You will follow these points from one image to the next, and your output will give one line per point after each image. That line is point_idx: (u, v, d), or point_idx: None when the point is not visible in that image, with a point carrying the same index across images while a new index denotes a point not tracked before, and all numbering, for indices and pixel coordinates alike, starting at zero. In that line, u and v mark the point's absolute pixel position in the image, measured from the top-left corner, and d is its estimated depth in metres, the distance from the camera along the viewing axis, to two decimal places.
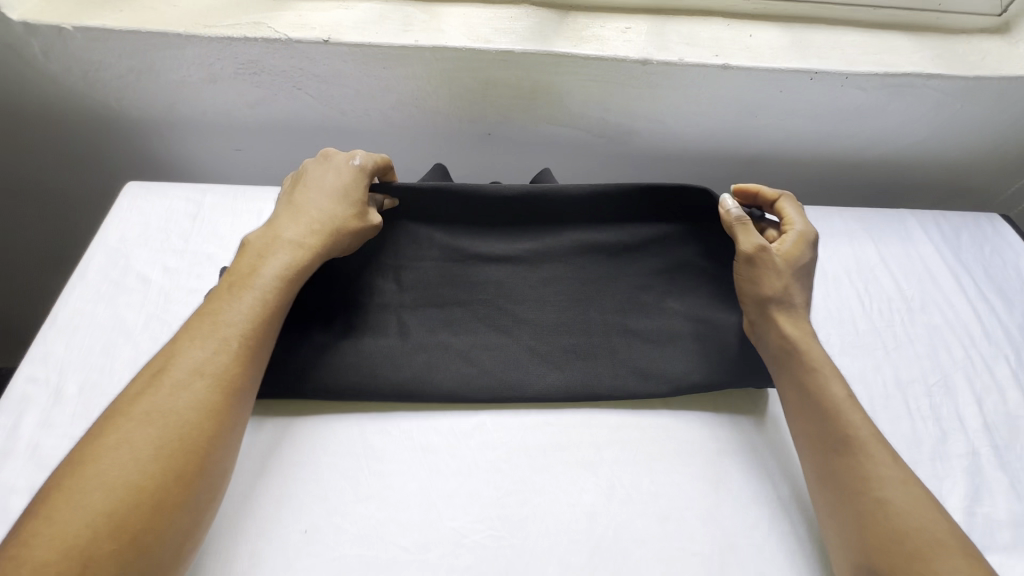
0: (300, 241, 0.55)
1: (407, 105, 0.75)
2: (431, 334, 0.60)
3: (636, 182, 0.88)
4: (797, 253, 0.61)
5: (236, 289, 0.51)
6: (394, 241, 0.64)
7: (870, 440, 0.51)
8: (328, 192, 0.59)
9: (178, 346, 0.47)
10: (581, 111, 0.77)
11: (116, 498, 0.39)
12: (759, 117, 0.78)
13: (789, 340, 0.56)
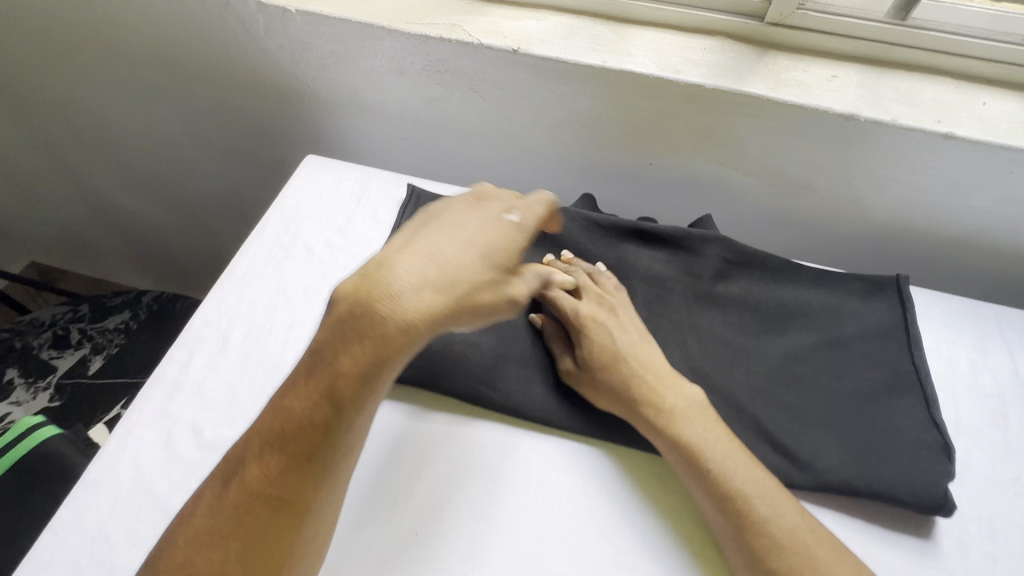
0: (404, 321, 0.39)
1: (575, 123, 0.74)
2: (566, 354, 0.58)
3: (796, 241, 0.81)
4: (592, 318, 0.57)
5: (298, 391, 0.41)
6: (553, 257, 0.65)
7: (699, 436, 0.51)
8: (470, 243, 0.44)
9: (243, 458, 0.41)
10: (756, 158, 0.71)
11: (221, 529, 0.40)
12: (973, 197, 0.67)
13: (623, 391, 0.53)
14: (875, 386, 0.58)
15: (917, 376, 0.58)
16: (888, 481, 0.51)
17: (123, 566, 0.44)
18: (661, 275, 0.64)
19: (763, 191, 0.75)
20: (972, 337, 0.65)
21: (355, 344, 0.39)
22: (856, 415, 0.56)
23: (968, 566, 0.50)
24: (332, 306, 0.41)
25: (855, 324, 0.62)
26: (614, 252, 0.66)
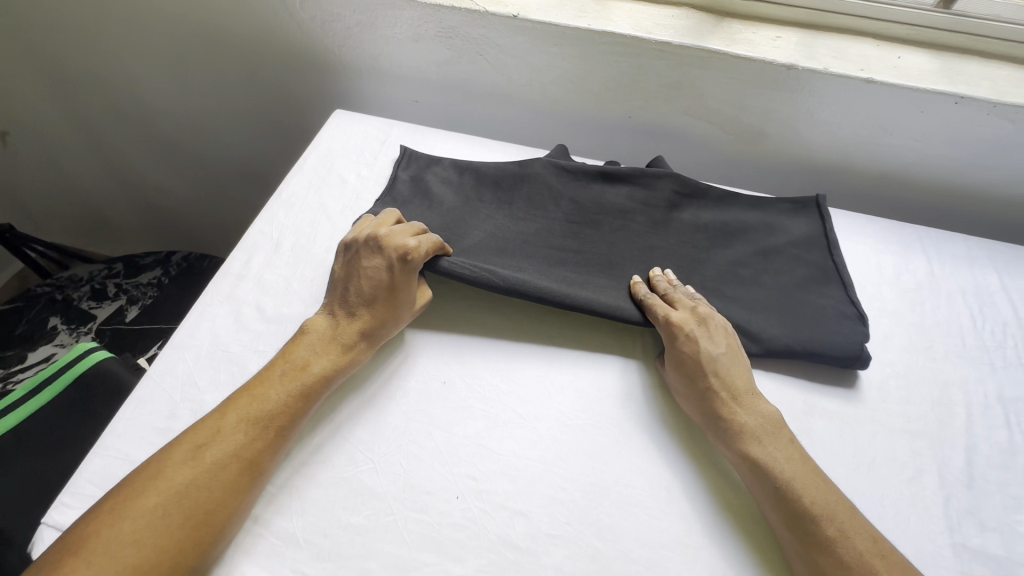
0: (320, 359, 0.56)
1: (565, 80, 0.87)
2: (551, 269, 0.69)
3: (754, 182, 0.94)
4: (685, 326, 0.60)
5: (283, 380, 0.54)
6: (531, 199, 0.76)
7: (773, 456, 0.53)
8: (365, 289, 0.59)
9: (224, 422, 0.50)
10: (718, 108, 0.84)
11: (196, 478, 0.47)
12: (895, 136, 0.81)
13: (707, 397, 0.57)
14: (806, 280, 0.71)
15: (835, 269, 0.72)
16: (819, 343, 0.64)
17: (211, 402, 0.55)
18: (624, 207, 0.76)
19: (724, 138, 0.89)
20: (896, 247, 0.78)
21: (315, 361, 0.55)
22: (793, 301, 0.69)
23: (887, 406, 0.62)
24: (300, 336, 0.58)
25: (785, 235, 0.75)
26: (582, 191, 0.77)
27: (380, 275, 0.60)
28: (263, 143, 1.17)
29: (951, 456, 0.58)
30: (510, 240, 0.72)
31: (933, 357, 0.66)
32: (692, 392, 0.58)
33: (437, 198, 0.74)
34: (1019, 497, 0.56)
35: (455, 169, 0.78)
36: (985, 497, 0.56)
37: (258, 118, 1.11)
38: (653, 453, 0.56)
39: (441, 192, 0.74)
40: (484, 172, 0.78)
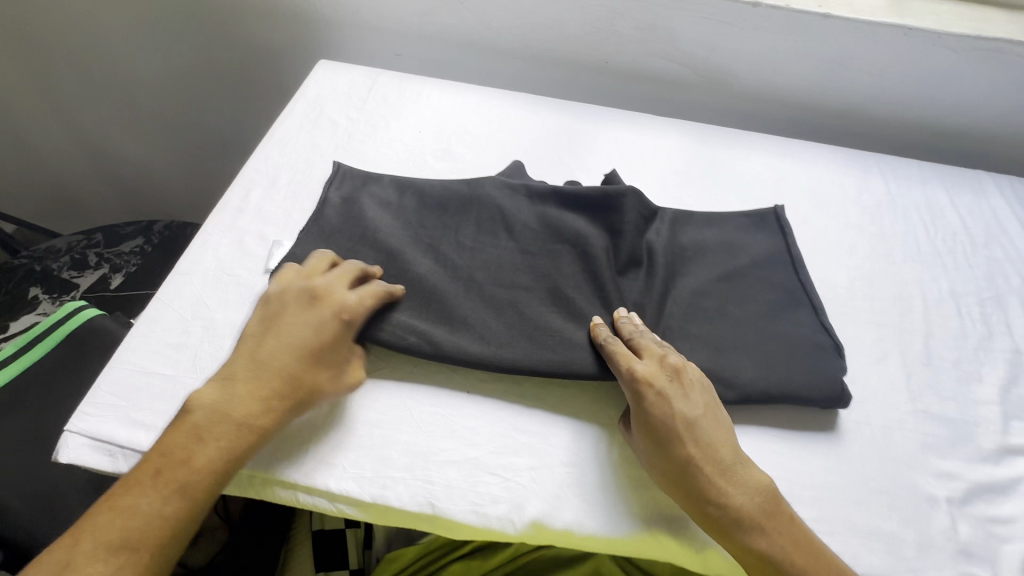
0: (205, 451, 0.44)
1: (544, 27, 0.90)
2: (495, 313, 0.59)
3: (727, 123, 0.99)
4: (658, 379, 0.51)
5: (159, 483, 0.42)
6: (477, 224, 0.66)
7: (767, 543, 0.45)
8: (276, 363, 0.48)
9: (79, 555, 0.39)
10: (690, 49, 0.89)
11: (142, 527, 0.41)
12: (854, 70, 0.87)
13: (693, 472, 0.47)
14: (773, 305, 0.63)
15: (801, 289, 0.64)
16: (794, 380, 0.56)
17: (221, 320, 0.57)
18: (583, 233, 0.65)
19: (697, 79, 0.93)
20: (857, 170, 0.84)
21: (274, 385, 0.48)
22: (762, 335, 0.60)
23: (854, 303, 0.67)
24: (180, 418, 0.46)
25: (746, 255, 0.67)
26: (532, 214, 0.67)
27: (323, 339, 0.51)
28: (241, 106, 1.17)
29: (911, 340, 0.64)
30: (450, 278, 0.62)
31: (892, 262, 0.72)
32: (667, 474, 0.48)
33: (371, 224, 0.65)
34: (971, 372, 0.62)
35: (396, 189, 0.69)
36: (941, 372, 0.62)
37: (236, 79, 1.11)
38: None
39: (377, 218, 0.65)
40: (423, 199, 0.68)
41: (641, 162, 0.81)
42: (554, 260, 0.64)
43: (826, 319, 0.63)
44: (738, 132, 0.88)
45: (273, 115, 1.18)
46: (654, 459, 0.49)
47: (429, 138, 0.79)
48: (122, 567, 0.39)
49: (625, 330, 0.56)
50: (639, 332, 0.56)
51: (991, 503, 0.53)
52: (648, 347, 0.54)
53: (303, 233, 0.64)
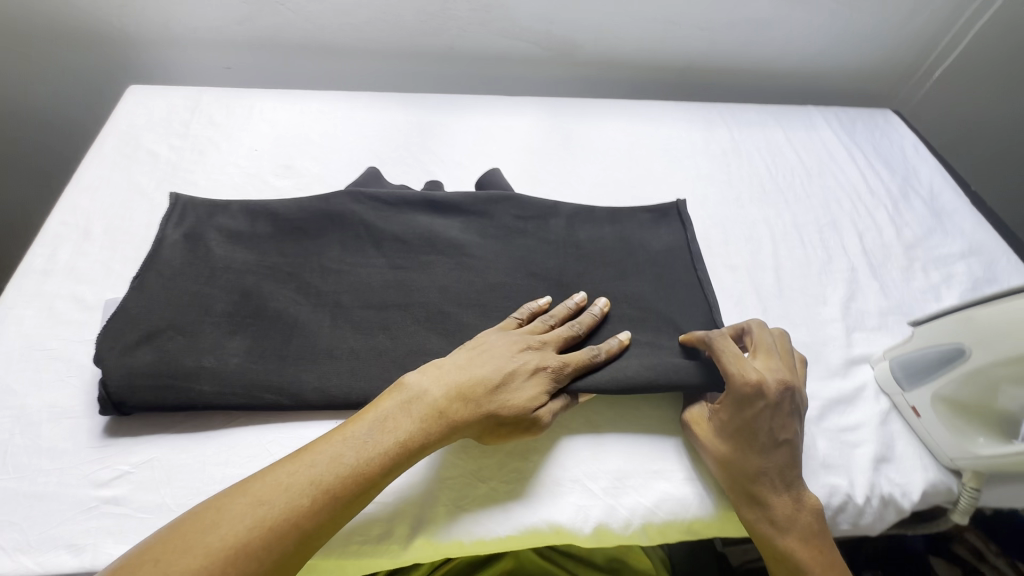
0: (381, 439, 0.43)
1: (377, 19, 0.85)
2: (365, 336, 0.56)
3: (581, 93, 0.99)
4: (783, 390, 0.50)
5: (348, 451, 0.42)
6: (343, 246, 0.62)
7: (795, 548, 0.47)
8: (443, 383, 0.47)
9: (267, 488, 0.39)
10: (528, 25, 0.88)
11: (327, 479, 0.41)
12: (684, 26, 0.90)
13: (773, 472, 0.48)
14: (634, 268, 0.64)
15: (698, 284, 0.62)
16: (667, 350, 0.56)
17: (34, 404, 0.50)
18: (459, 241, 0.64)
19: (543, 54, 0.93)
20: (701, 123, 0.88)
21: (461, 399, 0.47)
22: (627, 300, 0.61)
23: (711, 250, 0.70)
24: (387, 393, 0.47)
25: (644, 253, 0.65)
26: (400, 226, 0.64)
27: (519, 379, 0.49)
28: (42, 137, 0.99)
29: (763, 277, 0.68)
30: (311, 305, 0.57)
31: (741, 206, 0.76)
32: (738, 470, 0.48)
33: (220, 262, 0.59)
34: (817, 295, 0.67)
35: (248, 217, 0.63)
36: (792, 302, 0.66)
37: (34, 112, 0.95)
38: None
39: (227, 254, 0.59)
40: (282, 226, 0.63)
41: (496, 145, 0.79)
42: (414, 263, 0.62)
43: (720, 315, 0.61)
44: (590, 101, 0.89)
45: (86, 137, 1.01)
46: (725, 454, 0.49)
47: (267, 156, 0.73)
48: (286, 503, 0.39)
49: (776, 338, 0.55)
50: (780, 343, 0.55)
51: (842, 414, 0.58)
52: (787, 362, 0.53)
53: (133, 280, 0.57)
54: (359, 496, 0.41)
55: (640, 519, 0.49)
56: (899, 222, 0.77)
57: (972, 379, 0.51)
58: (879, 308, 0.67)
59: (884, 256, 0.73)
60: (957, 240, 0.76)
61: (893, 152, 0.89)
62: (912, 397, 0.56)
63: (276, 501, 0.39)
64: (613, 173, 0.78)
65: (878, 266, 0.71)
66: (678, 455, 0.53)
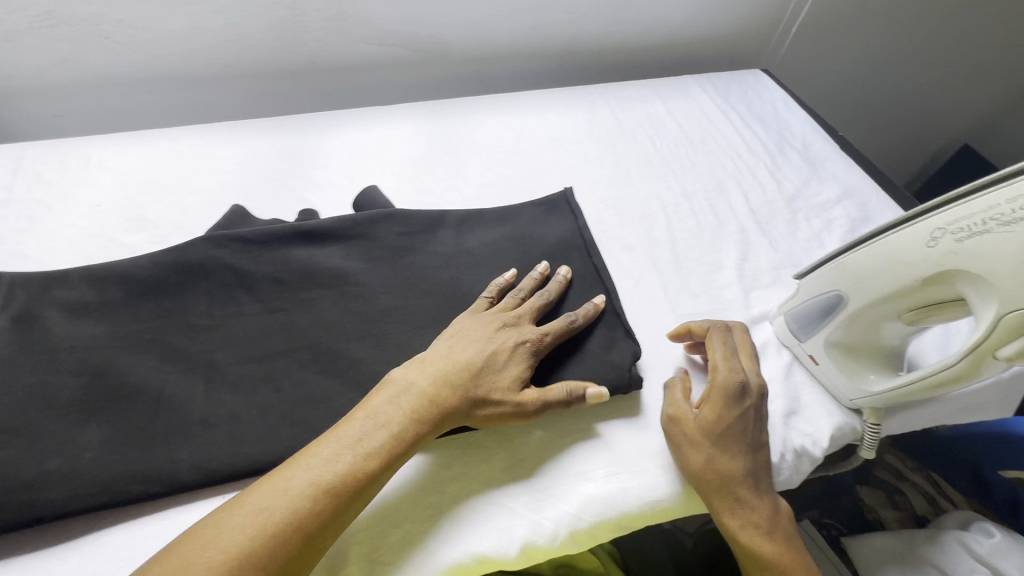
0: (376, 435, 0.44)
1: (222, 41, 0.78)
2: (246, 394, 0.50)
3: (462, 91, 0.96)
4: (759, 388, 0.53)
5: (344, 450, 0.42)
6: (209, 297, 0.56)
7: (764, 545, 0.49)
8: (430, 371, 0.48)
9: (265, 495, 0.40)
10: (391, 28, 0.84)
11: (326, 479, 0.41)
12: (551, 11, 0.88)
13: (751, 471, 0.50)
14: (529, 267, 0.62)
15: (595, 272, 0.62)
16: (570, 347, 0.55)
17: None
18: (343, 269, 0.59)
19: (414, 57, 0.89)
20: (583, 106, 0.87)
21: (449, 385, 0.48)
22: None
23: (607, 233, 0.69)
24: (376, 391, 0.47)
25: (538, 250, 0.64)
26: (274, 264, 0.59)
27: (502, 357, 0.50)
28: None
29: (660, 252, 0.68)
30: (179, 370, 0.51)
31: (632, 184, 0.76)
32: (725, 473, 0.49)
33: (60, 341, 0.51)
34: (712, 262, 0.68)
35: (91, 284, 0.55)
36: (690, 272, 0.67)
37: None
38: None
39: (68, 331, 0.52)
40: (132, 286, 0.55)
41: (374, 159, 0.74)
42: (295, 302, 0.57)
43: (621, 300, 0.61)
44: (469, 100, 0.86)
45: None
46: (707, 460, 0.49)
47: (113, 209, 0.65)
48: (289, 505, 0.39)
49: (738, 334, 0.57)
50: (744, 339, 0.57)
51: None
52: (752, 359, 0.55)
53: None
54: (357, 494, 0.42)
55: (567, 528, 0.47)
56: (779, 176, 0.80)
57: (856, 322, 0.53)
58: (771, 264, 0.69)
59: (768, 212, 0.75)
60: (832, 186, 0.80)
61: (766, 109, 0.92)
62: (808, 346, 0.57)
63: (275, 508, 0.39)
64: (500, 171, 0.76)
65: (764, 222, 0.74)
66: (598, 452, 0.51)
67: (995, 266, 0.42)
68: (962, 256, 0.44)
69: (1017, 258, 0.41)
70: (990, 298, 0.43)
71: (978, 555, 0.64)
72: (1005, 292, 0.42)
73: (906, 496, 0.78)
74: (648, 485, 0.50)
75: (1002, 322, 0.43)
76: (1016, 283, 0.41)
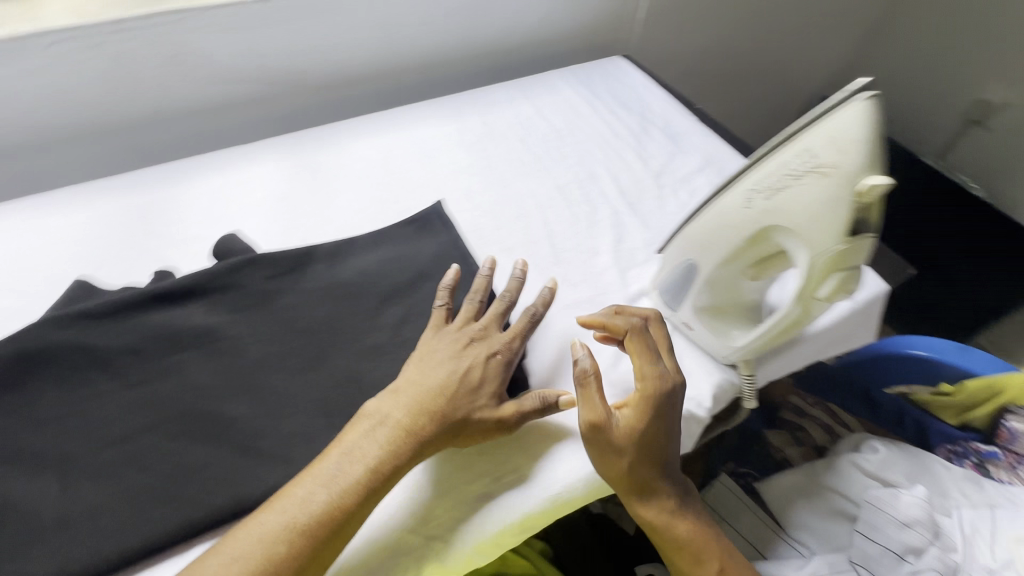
0: (350, 472, 0.44)
1: (46, 103, 0.72)
2: (110, 481, 0.47)
3: (331, 117, 0.94)
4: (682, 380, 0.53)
5: (319, 490, 0.43)
6: (56, 383, 0.52)
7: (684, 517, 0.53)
8: (404, 400, 0.48)
9: (245, 541, 0.41)
10: (237, 64, 0.80)
11: (301, 521, 0.42)
12: (403, 26, 0.88)
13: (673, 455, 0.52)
14: (406, 288, 0.62)
15: (474, 279, 0.63)
16: None
17: None
18: (207, 325, 0.56)
19: (270, 89, 0.86)
20: (451, 115, 0.88)
21: (423, 412, 0.48)
22: (406, 323, 0.59)
23: (485, 239, 0.70)
24: (350, 425, 0.47)
25: (414, 269, 0.63)
26: (128, 334, 0.55)
27: (473, 376, 0.51)
28: None
29: (539, 248, 0.69)
30: (28, 471, 0.47)
31: (506, 185, 0.77)
32: (656, 462, 0.51)
33: None
34: (590, 248, 0.70)
35: None
36: (570, 263, 0.68)
37: None
38: (306, 408, 0.52)
39: None
40: None
41: (237, 203, 0.71)
42: (158, 370, 0.54)
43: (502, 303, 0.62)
44: (334, 125, 0.84)
45: None
46: (627, 467, 0.49)
47: None
48: (265, 553, 0.40)
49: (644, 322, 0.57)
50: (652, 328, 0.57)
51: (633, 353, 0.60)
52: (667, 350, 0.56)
53: None
54: (337, 532, 0.42)
55: (469, 544, 0.48)
56: (645, 156, 0.84)
57: (709, 284, 0.56)
58: (644, 241, 0.72)
59: (638, 191, 0.79)
60: (694, 157, 0.84)
61: (628, 93, 0.96)
62: (679, 315, 0.60)
63: (256, 553, 0.40)
64: (372, 194, 0.75)
65: (635, 202, 0.77)
66: (496, 460, 0.52)
67: (796, 215, 0.47)
68: (771, 210, 0.48)
69: (811, 206, 0.46)
70: (800, 244, 0.48)
71: (867, 470, 0.72)
72: (808, 237, 0.46)
73: (807, 431, 0.84)
74: (541, 479, 0.51)
75: (812, 265, 0.47)
76: (815, 228, 0.46)
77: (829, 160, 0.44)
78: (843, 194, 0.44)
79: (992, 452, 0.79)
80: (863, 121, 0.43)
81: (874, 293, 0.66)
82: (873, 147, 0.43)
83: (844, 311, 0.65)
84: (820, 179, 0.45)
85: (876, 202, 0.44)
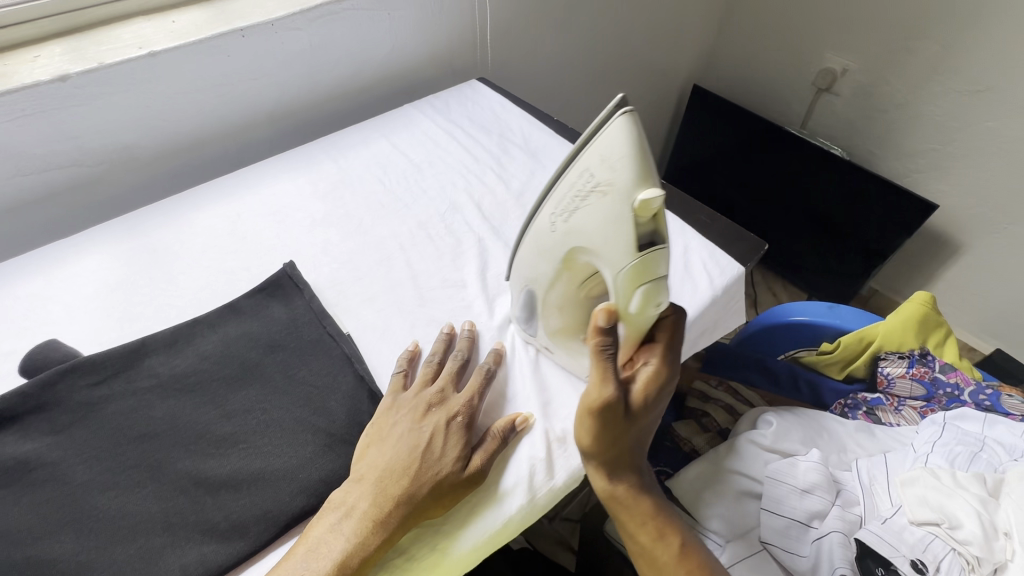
0: (375, 496, 0.46)
1: None
2: None
3: (178, 187, 0.88)
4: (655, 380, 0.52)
5: (348, 518, 0.46)
6: None
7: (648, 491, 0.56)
8: (409, 437, 0.50)
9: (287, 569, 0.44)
10: (48, 150, 0.73)
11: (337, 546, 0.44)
12: (236, 82, 0.84)
13: (647, 435, 0.55)
14: (257, 364, 0.58)
15: (331, 339, 0.60)
16: (312, 434, 0.52)
17: None
18: (19, 456, 0.49)
19: (97, 169, 0.79)
20: (304, 165, 0.84)
21: (394, 480, 0.47)
22: (256, 403, 0.55)
23: (344, 293, 0.66)
24: (372, 449, 0.50)
25: (264, 341, 0.59)
26: None
27: (438, 440, 0.50)
28: None
29: (403, 291, 0.67)
30: None
31: (366, 230, 0.75)
32: (631, 442, 0.53)
33: None
34: (456, 281, 0.69)
35: None
36: (436, 302, 0.66)
37: None
38: (144, 527, 0.47)
39: None
40: None
41: (59, 303, 0.64)
42: None
43: (364, 359, 0.59)
44: (173, 197, 0.78)
45: None
46: (596, 444, 0.51)
47: None
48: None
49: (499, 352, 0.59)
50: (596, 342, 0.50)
51: (506, 385, 0.58)
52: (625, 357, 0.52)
53: None
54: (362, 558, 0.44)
55: None
56: (506, 176, 0.84)
57: (568, 307, 0.55)
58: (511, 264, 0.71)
59: (501, 214, 0.78)
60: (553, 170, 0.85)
61: (487, 116, 0.96)
62: (539, 338, 0.59)
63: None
64: (219, 266, 0.69)
65: (500, 226, 0.76)
66: None
67: (593, 234, 0.48)
68: (572, 233, 0.49)
69: (601, 225, 0.47)
70: (603, 262, 0.48)
71: (764, 445, 0.73)
72: (607, 254, 0.47)
73: (711, 417, 0.85)
74: (406, 543, 0.48)
75: (617, 281, 0.48)
76: (609, 246, 0.47)
77: (604, 178, 0.45)
78: (622, 211, 0.45)
79: (877, 399, 0.83)
80: (625, 137, 0.44)
81: (731, 277, 0.68)
82: (640, 161, 0.44)
83: (704, 300, 0.66)
84: (601, 198, 0.46)
85: (659, 212, 0.45)
